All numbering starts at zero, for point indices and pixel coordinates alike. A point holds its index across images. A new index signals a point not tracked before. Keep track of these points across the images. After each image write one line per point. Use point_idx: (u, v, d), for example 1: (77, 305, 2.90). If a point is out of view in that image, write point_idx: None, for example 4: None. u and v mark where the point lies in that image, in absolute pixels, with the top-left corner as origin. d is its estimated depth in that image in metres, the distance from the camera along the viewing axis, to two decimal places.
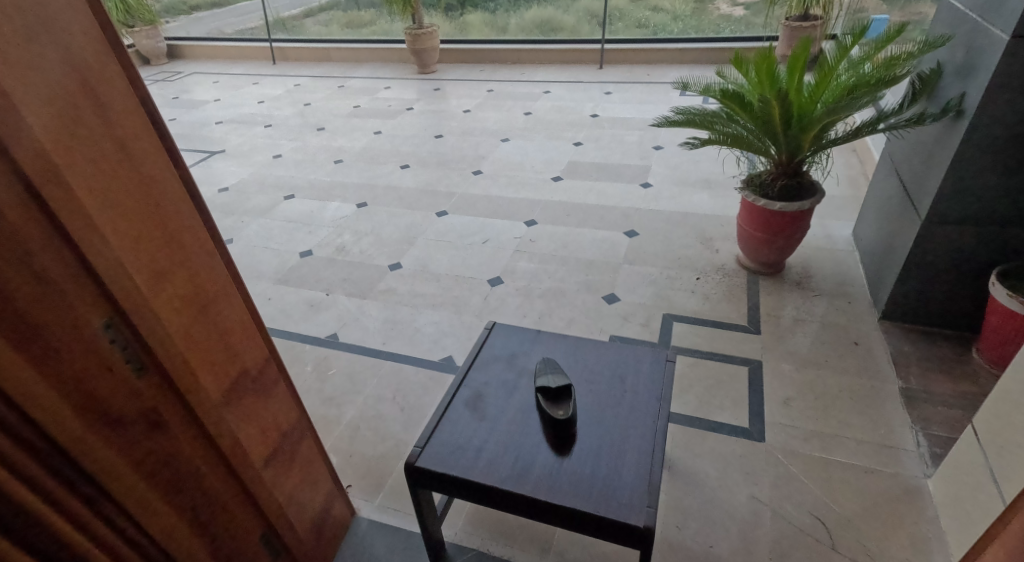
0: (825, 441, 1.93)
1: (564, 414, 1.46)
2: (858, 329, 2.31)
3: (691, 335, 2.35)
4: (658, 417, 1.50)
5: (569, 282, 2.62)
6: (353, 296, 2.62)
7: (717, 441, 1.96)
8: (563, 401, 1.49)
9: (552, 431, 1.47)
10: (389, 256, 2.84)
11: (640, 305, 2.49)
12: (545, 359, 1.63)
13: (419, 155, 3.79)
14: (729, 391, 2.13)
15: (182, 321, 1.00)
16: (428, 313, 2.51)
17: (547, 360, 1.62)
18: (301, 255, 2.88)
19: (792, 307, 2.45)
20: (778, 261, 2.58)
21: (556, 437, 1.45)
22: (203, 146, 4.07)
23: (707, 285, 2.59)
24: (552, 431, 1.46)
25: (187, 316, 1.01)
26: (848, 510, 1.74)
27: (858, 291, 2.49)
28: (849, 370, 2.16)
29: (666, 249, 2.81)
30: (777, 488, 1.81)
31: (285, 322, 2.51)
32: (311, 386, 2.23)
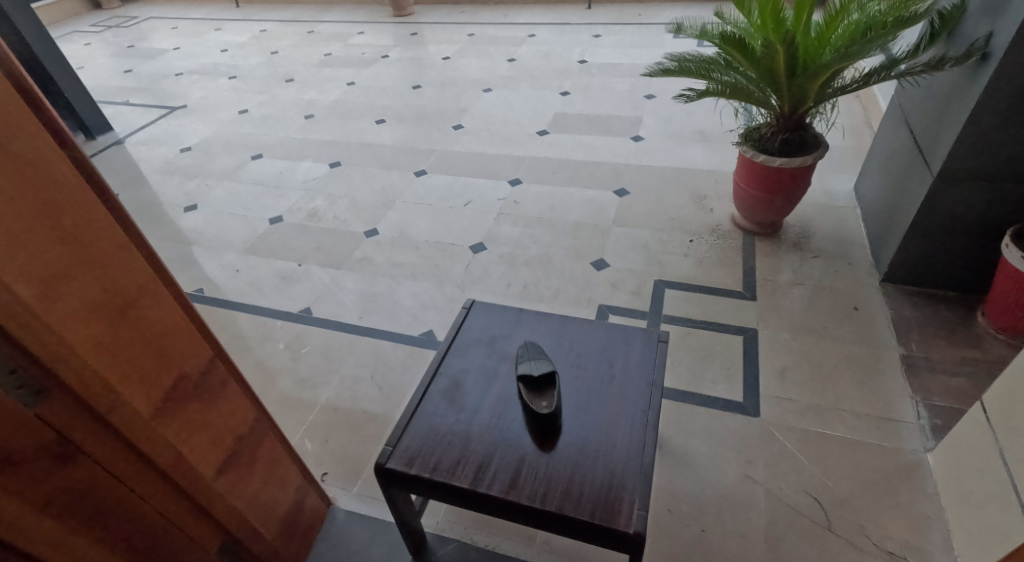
0: (821, 415, 1.85)
1: (548, 407, 1.34)
2: (858, 292, 2.20)
3: (683, 303, 2.24)
4: (649, 405, 1.39)
5: (555, 248, 2.49)
6: (328, 267, 2.48)
7: (710, 416, 1.88)
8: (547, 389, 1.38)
9: (536, 426, 1.35)
10: (366, 222, 2.68)
11: (629, 271, 2.37)
12: (528, 343, 1.51)
13: (396, 108, 3.56)
14: (723, 362, 2.03)
15: (92, 332, 0.86)
16: (407, 284, 2.38)
17: (529, 344, 1.49)
18: (270, 222, 2.72)
19: (789, 270, 2.33)
20: (776, 220, 2.44)
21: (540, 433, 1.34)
22: (164, 100, 3.81)
23: (701, 247, 2.46)
24: (534, 426, 1.35)
25: (98, 324, 0.87)
26: (846, 490, 1.67)
27: (859, 251, 2.36)
28: (848, 337, 2.06)
29: (657, 209, 2.66)
30: (771, 466, 1.74)
31: (255, 297, 2.37)
32: (284, 366, 2.11)
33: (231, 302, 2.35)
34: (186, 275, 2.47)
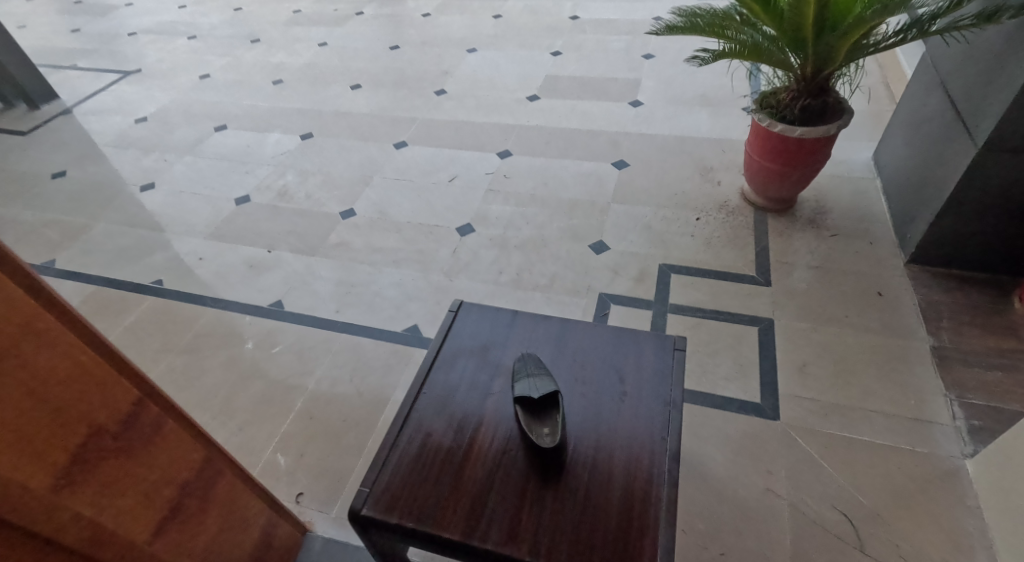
0: (847, 417, 1.68)
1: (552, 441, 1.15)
2: (880, 274, 2.00)
3: (691, 289, 2.04)
4: (667, 432, 1.20)
5: (550, 229, 2.28)
6: (300, 253, 2.24)
7: (725, 420, 1.71)
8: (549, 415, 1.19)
9: (536, 458, 1.16)
10: (341, 201, 2.43)
11: (632, 254, 2.17)
12: (525, 355, 1.31)
13: (372, 71, 3.26)
14: (737, 357, 1.85)
15: None
16: (389, 272, 2.16)
17: (527, 358, 1.29)
18: (236, 204, 2.44)
19: (804, 250, 2.12)
20: (790, 195, 2.21)
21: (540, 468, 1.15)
22: (116, 64, 3.47)
23: (709, 226, 2.25)
24: (534, 460, 1.16)
25: None
26: (878, 503, 1.51)
27: (880, 227, 2.14)
28: (872, 326, 1.87)
29: (660, 183, 2.43)
30: (794, 477, 1.57)
31: (220, 288, 2.14)
32: (253, 369, 1.91)
33: (193, 295, 2.12)
34: (143, 264, 2.23)
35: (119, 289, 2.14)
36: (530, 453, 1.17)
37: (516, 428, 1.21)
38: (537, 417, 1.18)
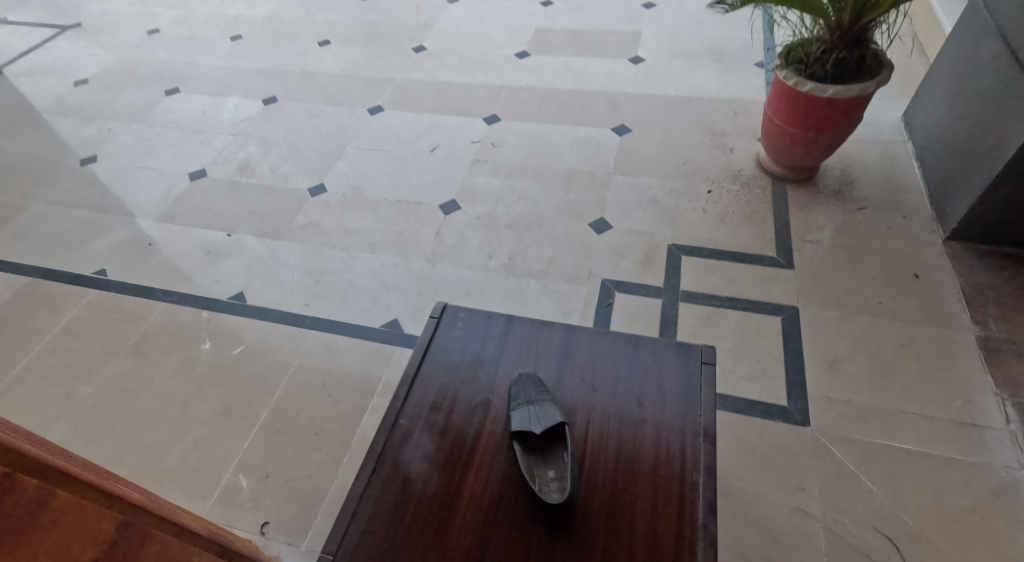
0: (885, 421, 1.49)
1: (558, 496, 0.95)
2: (917, 254, 1.78)
3: (706, 273, 1.82)
4: (698, 473, 0.99)
5: (545, 206, 2.03)
6: (263, 236, 1.98)
7: (748, 427, 1.51)
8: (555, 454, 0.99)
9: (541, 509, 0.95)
10: (309, 175, 2.15)
11: (637, 234, 1.93)
12: (524, 377, 1.10)
13: (342, 25, 2.92)
14: (759, 353, 1.64)
15: None
16: (364, 258, 1.92)
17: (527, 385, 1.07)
18: (190, 178, 2.14)
19: (829, 226, 1.88)
20: (815, 164, 1.95)
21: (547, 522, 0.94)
22: (53, 18, 3.08)
23: (723, 199, 2.00)
24: (539, 512, 0.95)
25: None
26: (925, 525, 1.34)
27: (914, 198, 1.91)
28: (909, 315, 1.66)
29: (667, 150, 2.17)
30: (830, 495, 1.39)
31: (171, 279, 1.87)
32: (210, 374, 1.67)
33: (141, 287, 1.85)
34: (82, 251, 1.95)
35: (55, 281, 1.87)
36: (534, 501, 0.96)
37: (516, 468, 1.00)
38: (540, 457, 1.00)
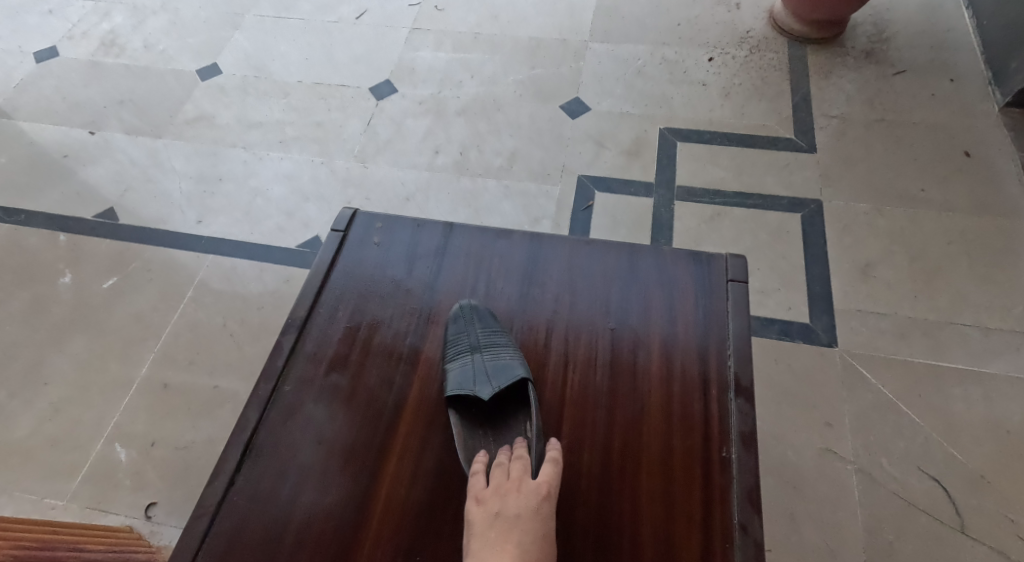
0: (933, 338, 1.19)
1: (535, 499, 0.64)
2: (967, 128, 1.43)
3: (706, 162, 1.45)
4: (729, 448, 0.67)
5: (503, 83, 1.60)
6: (138, 133, 1.52)
7: (763, 352, 1.20)
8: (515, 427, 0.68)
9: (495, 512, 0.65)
10: (197, 52, 1.65)
11: (620, 117, 1.53)
12: (471, 311, 0.76)
13: None
14: (775, 258, 1.31)
15: None
16: (274, 159, 1.49)
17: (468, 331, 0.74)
18: (38, 60, 1.63)
19: (858, 97, 1.51)
20: (843, 15, 1.54)
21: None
22: None
23: (727, 67, 1.59)
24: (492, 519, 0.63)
25: None
26: (981, 462, 1.07)
27: (965, 57, 1.53)
28: (959, 205, 1.33)
29: (656, 9, 1.73)
30: (867, 432, 1.11)
31: (15, 193, 1.43)
32: (73, 317, 1.28)
33: None
34: None
35: None
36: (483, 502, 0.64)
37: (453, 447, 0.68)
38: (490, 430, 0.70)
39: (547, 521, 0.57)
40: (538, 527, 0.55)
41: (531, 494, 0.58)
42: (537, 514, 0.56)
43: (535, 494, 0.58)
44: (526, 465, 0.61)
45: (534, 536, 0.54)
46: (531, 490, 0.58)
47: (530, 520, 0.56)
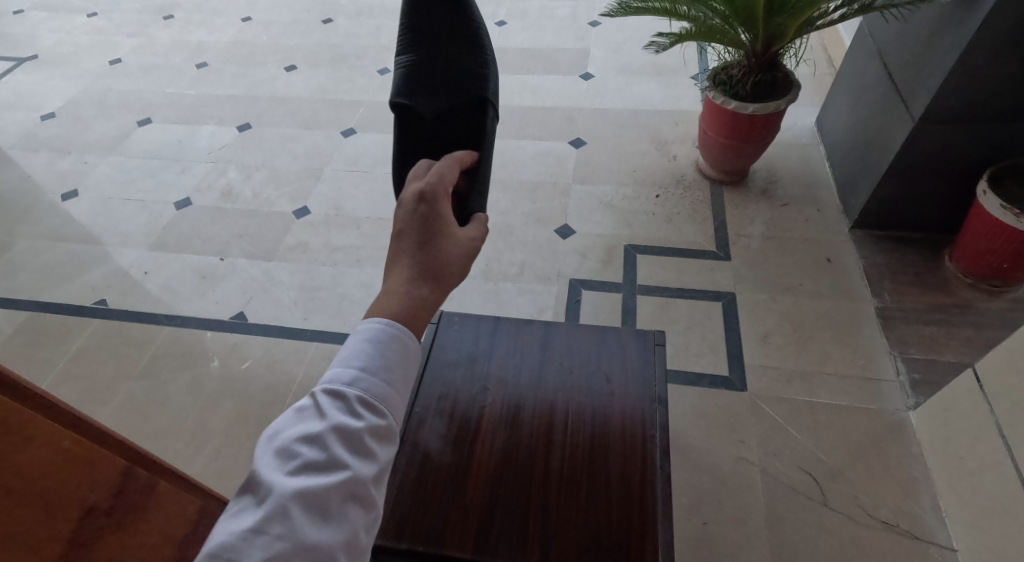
0: (808, 382, 1.80)
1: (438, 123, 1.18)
2: (830, 242, 2.11)
3: (657, 268, 2.10)
4: (656, 429, 1.25)
5: (514, 214, 2.28)
6: (255, 258, 2.16)
7: (699, 393, 1.80)
8: (420, 49, 1.22)
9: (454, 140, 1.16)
10: (292, 199, 2.34)
11: (597, 236, 2.19)
12: None
13: (308, 48, 3.13)
14: (706, 332, 1.93)
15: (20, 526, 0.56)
16: (355, 272, 2.11)
17: None
18: (177, 207, 2.33)
19: (759, 222, 2.20)
20: (743, 168, 2.28)
21: (428, 136, 1.18)
22: (11, 52, 3.30)
23: (669, 202, 2.29)
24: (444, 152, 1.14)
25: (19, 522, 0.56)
26: (838, 460, 1.64)
27: (826, 195, 2.26)
28: (825, 293, 1.99)
29: (618, 159, 2.46)
30: (765, 444, 1.68)
31: (172, 303, 2.05)
32: (223, 390, 1.84)
33: (145, 313, 2.02)
34: (78, 282, 2.11)
35: (57, 313, 2.03)
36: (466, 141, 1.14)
37: (417, 99, 1.18)
38: (518, 413, 1.29)
39: (407, 230, 0.75)
40: (402, 243, 0.74)
41: (396, 222, 0.76)
42: (401, 232, 0.76)
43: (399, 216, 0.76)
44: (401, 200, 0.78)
45: (401, 250, 0.74)
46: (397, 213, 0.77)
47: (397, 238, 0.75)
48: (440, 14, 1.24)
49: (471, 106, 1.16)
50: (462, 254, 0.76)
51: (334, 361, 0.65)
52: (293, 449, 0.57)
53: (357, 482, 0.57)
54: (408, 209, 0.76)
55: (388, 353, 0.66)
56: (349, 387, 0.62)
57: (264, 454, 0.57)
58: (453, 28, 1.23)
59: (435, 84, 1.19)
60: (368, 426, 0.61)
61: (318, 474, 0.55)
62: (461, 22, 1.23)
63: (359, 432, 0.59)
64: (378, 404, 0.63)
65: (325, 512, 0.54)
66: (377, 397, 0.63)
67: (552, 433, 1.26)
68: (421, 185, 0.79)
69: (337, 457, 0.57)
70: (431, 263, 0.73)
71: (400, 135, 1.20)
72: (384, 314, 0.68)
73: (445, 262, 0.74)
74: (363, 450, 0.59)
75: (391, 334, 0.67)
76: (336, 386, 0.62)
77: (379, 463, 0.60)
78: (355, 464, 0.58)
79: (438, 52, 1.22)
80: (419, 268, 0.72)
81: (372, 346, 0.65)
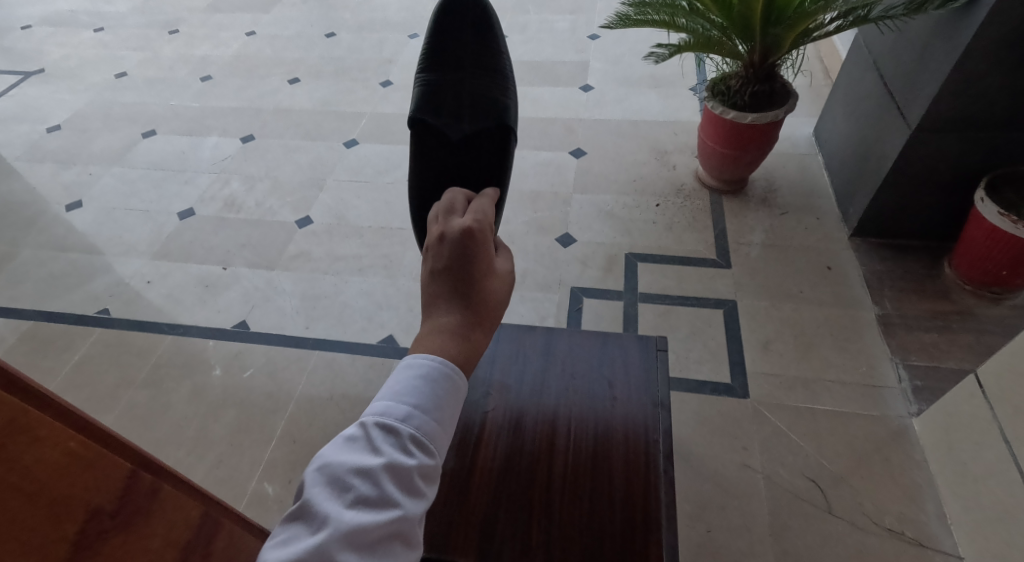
0: (810, 389, 1.80)
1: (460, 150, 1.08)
2: (829, 250, 2.12)
3: (658, 275, 2.11)
4: (659, 433, 1.26)
5: (516, 223, 2.30)
6: (257, 267, 2.17)
7: (701, 401, 1.79)
8: (445, 72, 1.15)
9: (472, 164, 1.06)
10: (295, 208, 2.36)
11: (598, 245, 2.20)
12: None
13: (311, 61, 3.17)
14: (707, 340, 1.93)
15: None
16: (357, 281, 2.12)
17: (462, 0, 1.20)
18: (180, 217, 2.35)
19: (759, 230, 2.21)
20: (743, 177, 2.30)
21: (446, 157, 1.07)
22: (18, 66, 3.34)
23: (669, 211, 2.31)
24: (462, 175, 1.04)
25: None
26: (841, 467, 1.63)
27: (825, 204, 2.27)
28: (826, 300, 1.99)
29: (618, 168, 2.48)
30: (768, 451, 1.68)
31: (174, 312, 2.05)
32: (225, 398, 1.83)
33: (147, 322, 2.03)
34: (81, 292, 2.11)
35: (60, 322, 2.03)
36: (486, 167, 1.05)
37: (440, 120, 1.09)
38: (523, 418, 1.29)
39: (446, 272, 0.69)
40: (441, 288, 0.68)
41: (432, 264, 0.70)
42: (438, 274, 0.69)
43: (435, 257, 0.70)
44: (435, 239, 0.72)
45: (440, 294, 0.68)
46: (432, 252, 0.70)
47: (434, 282, 0.69)
48: (469, 41, 1.17)
49: (492, 136, 1.07)
50: (502, 291, 0.70)
51: (385, 394, 0.60)
52: (346, 481, 0.52)
53: (407, 524, 0.53)
54: (444, 248, 0.70)
55: (440, 393, 0.61)
56: (402, 423, 0.58)
57: (314, 484, 0.52)
58: (481, 56, 1.16)
59: (459, 107, 1.10)
60: (419, 465, 0.57)
61: (371, 511, 0.51)
62: (490, 51, 1.16)
63: (411, 471, 0.55)
64: (428, 445, 0.59)
65: (376, 553, 0.50)
66: (428, 437, 0.59)
67: (556, 438, 1.26)
68: (457, 224, 0.73)
69: (391, 495, 0.53)
70: (477, 309, 0.67)
71: (416, 155, 1.09)
72: (431, 346, 0.64)
73: (494, 299, 0.69)
74: (414, 490, 0.55)
75: (445, 374, 0.62)
76: (389, 421, 0.58)
77: (426, 507, 0.55)
78: (407, 503, 0.53)
79: (465, 77, 1.14)
80: (463, 316, 0.67)
81: (426, 384, 0.61)
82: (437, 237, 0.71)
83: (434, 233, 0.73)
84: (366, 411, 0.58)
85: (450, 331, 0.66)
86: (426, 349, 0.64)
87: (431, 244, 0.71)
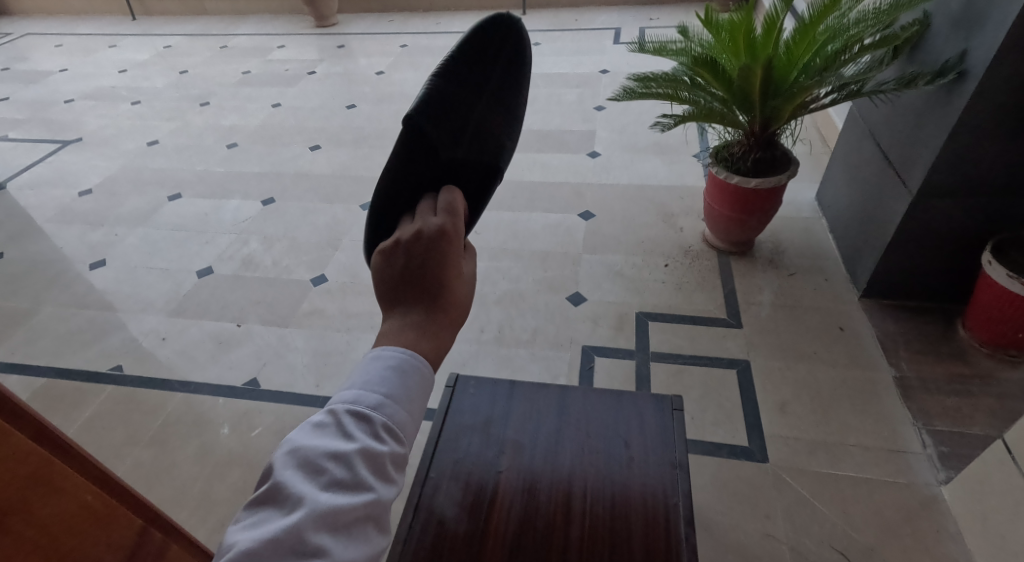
0: (831, 453, 1.75)
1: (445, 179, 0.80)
2: (840, 311, 2.12)
3: (670, 335, 2.10)
4: (678, 496, 1.21)
5: (526, 282, 2.32)
6: (271, 324, 2.19)
7: (718, 465, 1.74)
8: (459, 83, 0.86)
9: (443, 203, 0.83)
10: (310, 267, 2.41)
11: (608, 304, 2.22)
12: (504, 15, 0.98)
13: (331, 130, 3.32)
14: (721, 400, 1.90)
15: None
16: (367, 338, 2.13)
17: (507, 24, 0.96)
18: (198, 276, 2.40)
19: (768, 291, 2.22)
20: (748, 239, 2.33)
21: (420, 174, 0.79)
22: (57, 134, 3.53)
23: (678, 271, 2.33)
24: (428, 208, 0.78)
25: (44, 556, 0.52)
26: (870, 538, 1.56)
27: (832, 265, 2.29)
28: (839, 360, 1.97)
29: (627, 230, 2.52)
30: (792, 520, 1.61)
31: (187, 369, 2.06)
32: (233, 458, 1.80)
33: (159, 380, 2.03)
34: (97, 349, 2.13)
35: (73, 379, 2.04)
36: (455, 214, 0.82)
37: (435, 129, 0.81)
38: (536, 477, 1.27)
39: (416, 268, 0.65)
40: (410, 286, 0.65)
41: (401, 261, 0.66)
42: (407, 272, 0.65)
43: (403, 253, 0.66)
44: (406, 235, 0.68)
45: (410, 293, 0.64)
46: (401, 249, 0.67)
47: (402, 279, 0.65)
48: (496, 70, 0.94)
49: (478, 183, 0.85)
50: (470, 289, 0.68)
51: (355, 381, 0.58)
52: (319, 464, 0.51)
53: (380, 508, 0.52)
54: (413, 247, 0.67)
55: (411, 384, 0.59)
56: (374, 410, 0.56)
57: (285, 467, 0.51)
58: (503, 91, 0.93)
59: (457, 126, 0.84)
60: (391, 452, 0.55)
61: (344, 494, 0.50)
62: (515, 93, 0.93)
63: (384, 456, 0.54)
64: (394, 433, 0.56)
65: (349, 535, 0.49)
66: (400, 424, 0.57)
67: (571, 500, 1.22)
68: (428, 221, 0.69)
69: (364, 478, 0.52)
70: (445, 307, 0.64)
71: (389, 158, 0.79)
72: (402, 340, 0.61)
73: (462, 296, 0.66)
74: (385, 475, 0.54)
75: (406, 364, 0.59)
76: (360, 408, 0.56)
77: (397, 492, 0.55)
78: (379, 487, 0.52)
79: (477, 106, 0.88)
80: (431, 314, 0.63)
81: (389, 371, 0.58)
82: (411, 233, 0.68)
83: (407, 230, 0.69)
84: (335, 397, 0.57)
85: (416, 327, 0.62)
86: (397, 341, 0.61)
87: (400, 241, 0.67)
